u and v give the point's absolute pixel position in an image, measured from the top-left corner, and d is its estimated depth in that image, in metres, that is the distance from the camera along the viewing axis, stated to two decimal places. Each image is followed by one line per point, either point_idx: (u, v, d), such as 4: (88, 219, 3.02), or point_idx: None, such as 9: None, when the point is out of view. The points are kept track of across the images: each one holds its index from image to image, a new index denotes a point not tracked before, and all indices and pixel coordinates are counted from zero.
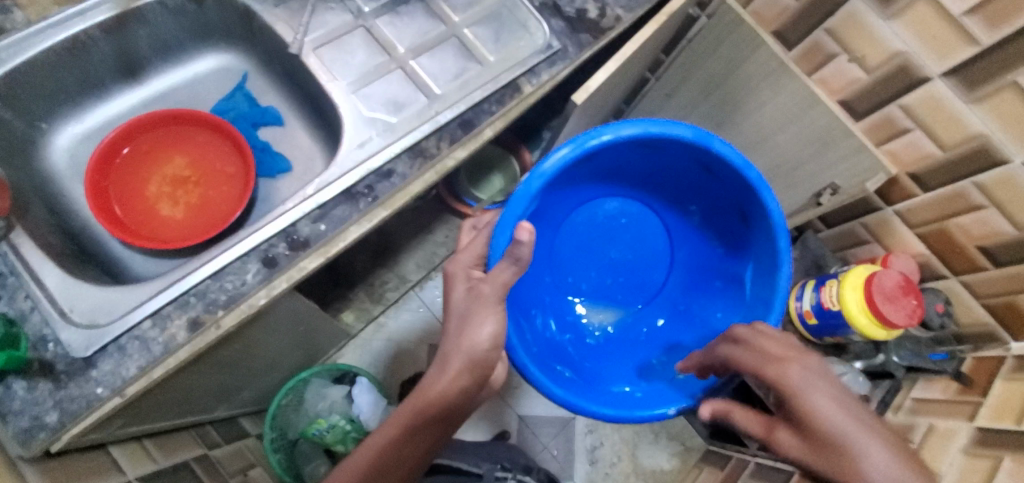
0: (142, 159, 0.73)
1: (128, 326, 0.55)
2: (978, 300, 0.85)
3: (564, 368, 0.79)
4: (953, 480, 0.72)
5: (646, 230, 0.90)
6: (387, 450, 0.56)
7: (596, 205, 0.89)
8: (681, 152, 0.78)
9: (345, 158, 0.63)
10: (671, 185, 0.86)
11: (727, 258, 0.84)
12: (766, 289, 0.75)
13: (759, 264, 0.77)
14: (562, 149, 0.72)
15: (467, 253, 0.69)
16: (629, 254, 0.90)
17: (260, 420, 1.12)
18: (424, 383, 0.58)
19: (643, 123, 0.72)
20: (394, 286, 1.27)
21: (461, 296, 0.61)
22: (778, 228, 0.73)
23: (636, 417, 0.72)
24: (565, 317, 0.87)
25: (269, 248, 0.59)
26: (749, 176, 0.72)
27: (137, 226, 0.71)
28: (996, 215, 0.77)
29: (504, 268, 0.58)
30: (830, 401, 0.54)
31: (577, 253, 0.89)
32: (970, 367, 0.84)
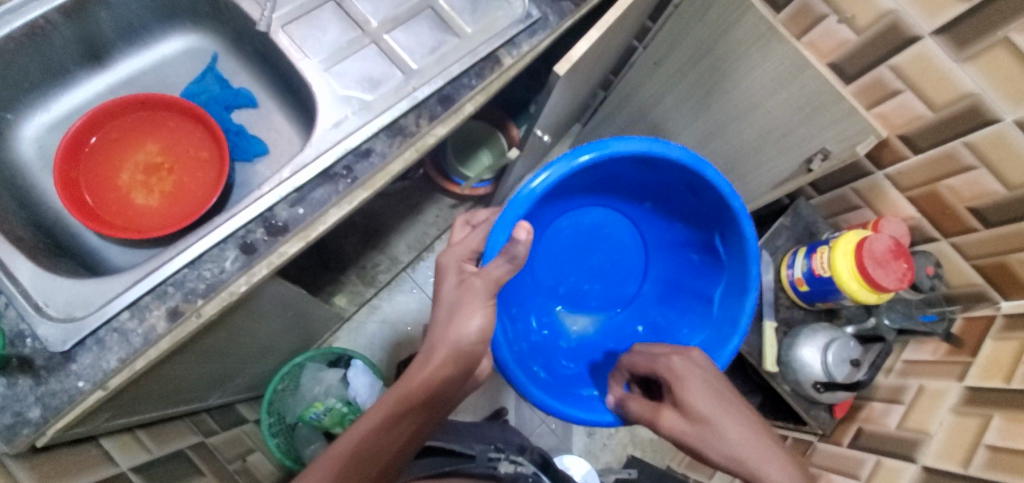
0: (112, 147, 0.71)
1: (105, 318, 0.53)
2: (968, 261, 0.85)
3: (540, 369, 0.79)
4: (943, 438, 0.73)
5: (626, 241, 0.90)
6: (369, 439, 0.53)
7: (581, 213, 0.88)
8: (673, 173, 0.79)
9: (321, 139, 0.61)
10: (656, 202, 0.86)
11: (701, 275, 0.86)
12: (732, 310, 0.79)
13: (729, 285, 0.80)
14: (560, 163, 0.73)
15: (462, 246, 0.67)
16: (607, 264, 0.90)
17: (257, 406, 1.12)
18: (406, 374, 0.58)
19: (646, 141, 0.73)
20: (385, 268, 1.26)
21: (452, 287, 0.61)
22: (753, 254, 0.76)
23: (602, 422, 0.75)
24: (541, 317, 0.87)
25: (246, 234, 0.58)
26: (736, 205, 0.74)
27: (111, 216, 0.70)
28: (987, 176, 0.77)
29: (499, 264, 0.59)
30: (701, 387, 0.63)
31: (560, 256, 0.88)
32: (960, 328, 0.84)
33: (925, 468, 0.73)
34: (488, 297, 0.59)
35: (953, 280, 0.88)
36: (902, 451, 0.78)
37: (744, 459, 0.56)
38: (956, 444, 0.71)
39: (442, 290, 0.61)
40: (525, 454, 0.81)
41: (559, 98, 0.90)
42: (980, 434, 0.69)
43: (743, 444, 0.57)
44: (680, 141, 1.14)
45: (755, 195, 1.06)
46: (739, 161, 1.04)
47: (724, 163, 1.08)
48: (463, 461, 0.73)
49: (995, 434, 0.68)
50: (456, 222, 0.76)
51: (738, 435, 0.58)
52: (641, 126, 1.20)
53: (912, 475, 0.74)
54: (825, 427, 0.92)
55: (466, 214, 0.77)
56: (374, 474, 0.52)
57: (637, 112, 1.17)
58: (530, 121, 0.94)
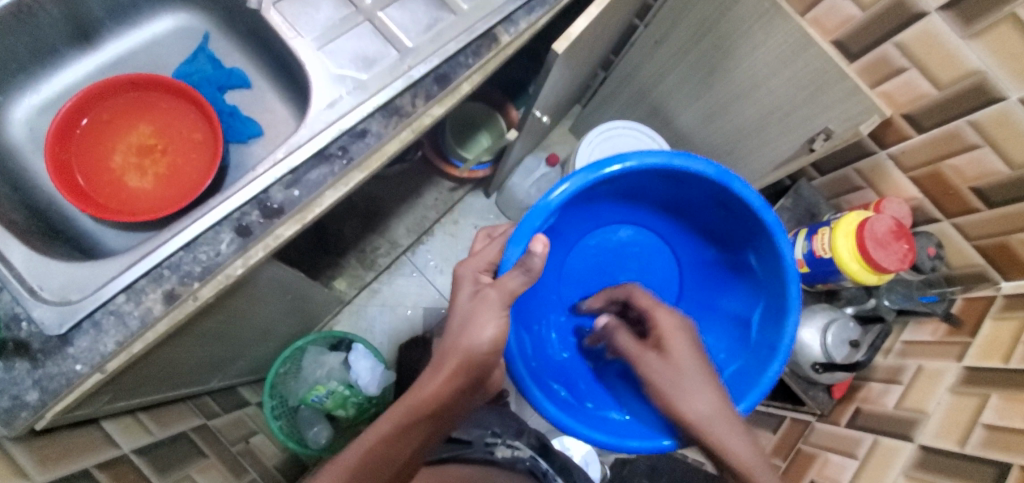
0: (103, 128, 0.70)
1: (101, 301, 0.53)
2: (969, 242, 0.85)
3: (561, 387, 0.77)
4: (940, 418, 0.73)
5: (657, 259, 0.91)
6: (376, 449, 0.54)
7: (609, 229, 0.89)
8: (702, 189, 0.78)
9: (315, 119, 0.60)
10: (688, 220, 0.86)
11: (737, 295, 0.83)
12: (771, 334, 0.75)
13: (767, 308, 0.77)
14: (579, 175, 0.73)
15: (478, 258, 0.67)
16: (636, 281, 0.90)
17: (259, 389, 1.13)
18: (416, 386, 0.57)
19: (667, 153, 0.72)
20: (385, 252, 1.26)
21: (467, 298, 0.60)
22: (787, 272, 0.73)
23: (628, 447, 0.70)
24: (566, 336, 0.87)
25: (241, 217, 0.57)
26: (765, 219, 0.72)
27: (105, 198, 0.69)
28: (991, 154, 0.76)
29: (514, 276, 0.60)
30: (688, 345, 0.66)
31: (586, 273, 0.90)
32: (959, 308, 0.83)
33: (921, 447, 0.73)
34: (504, 308, 0.58)
35: (955, 261, 0.88)
36: (899, 430, 0.78)
37: (707, 417, 0.60)
38: (954, 424, 0.71)
39: (456, 303, 0.61)
40: (522, 438, 0.82)
41: (558, 78, 0.89)
42: (977, 414, 0.70)
43: (708, 404, 0.61)
44: (681, 121, 1.12)
45: (756, 176, 1.05)
46: (741, 141, 1.02)
47: (726, 144, 1.07)
48: (462, 446, 0.74)
49: (993, 414, 0.68)
50: (478, 234, 0.77)
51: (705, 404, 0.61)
52: (642, 107, 1.18)
53: (908, 454, 0.74)
54: (823, 407, 0.93)
55: (489, 226, 0.78)
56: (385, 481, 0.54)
57: (637, 93, 1.16)
58: (528, 101, 0.92)
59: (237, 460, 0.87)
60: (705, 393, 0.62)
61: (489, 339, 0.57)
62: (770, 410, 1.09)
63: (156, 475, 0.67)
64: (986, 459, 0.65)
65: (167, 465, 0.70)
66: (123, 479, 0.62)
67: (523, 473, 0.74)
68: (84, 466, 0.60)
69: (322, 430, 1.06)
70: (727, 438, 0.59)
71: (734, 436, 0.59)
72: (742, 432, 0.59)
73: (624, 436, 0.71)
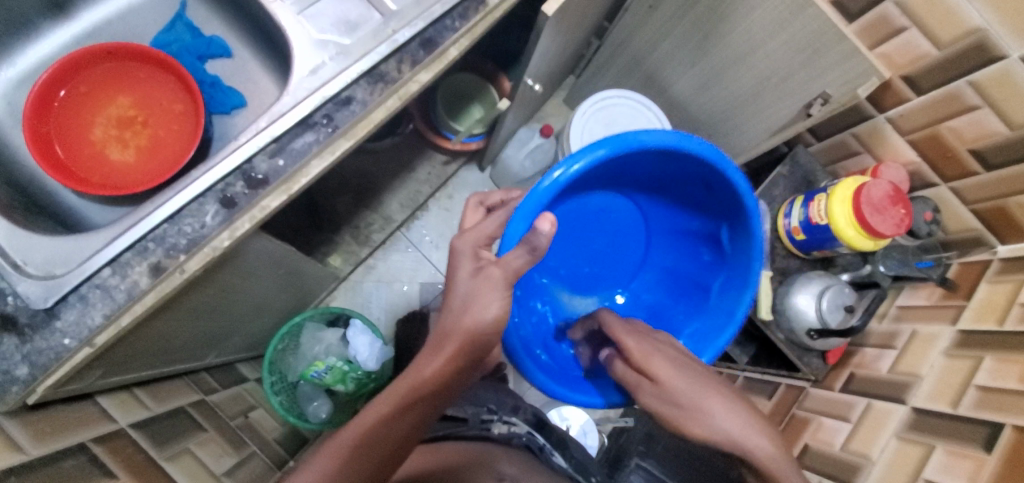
0: (81, 101, 0.68)
1: (87, 275, 0.52)
2: (966, 206, 0.84)
3: (542, 351, 0.77)
4: (932, 381, 0.74)
5: (626, 227, 0.89)
6: (376, 427, 0.53)
7: (588, 197, 0.85)
8: (692, 170, 0.76)
9: (298, 87, 0.59)
10: (669, 193, 0.84)
11: (699, 265, 0.85)
12: (730, 302, 0.78)
13: (728, 278, 0.79)
14: (585, 153, 0.70)
15: (477, 232, 0.64)
16: (608, 247, 0.89)
17: (258, 365, 1.13)
18: (414, 366, 0.57)
19: (675, 137, 0.70)
20: (379, 228, 1.25)
21: (468, 275, 0.58)
22: (755, 251, 0.75)
23: (597, 405, 0.74)
24: (541, 302, 0.85)
25: (226, 188, 0.56)
26: (748, 203, 0.72)
27: (87, 172, 0.68)
28: (990, 115, 0.75)
29: (518, 255, 0.59)
30: (668, 363, 0.60)
31: (562, 241, 0.87)
32: (956, 273, 0.83)
33: (915, 409, 0.74)
34: (506, 287, 0.58)
35: (951, 225, 0.87)
36: (892, 394, 0.79)
37: (723, 430, 0.54)
38: (947, 386, 0.72)
39: (456, 282, 0.59)
40: (519, 414, 0.83)
41: (548, 45, 0.87)
42: (971, 376, 0.70)
43: (723, 414, 0.55)
44: (676, 89, 1.10)
45: (752, 143, 1.03)
46: (737, 108, 1.00)
47: (722, 112, 1.05)
48: (458, 424, 0.74)
49: (986, 375, 0.68)
50: (469, 202, 0.75)
51: (720, 417, 0.55)
52: (636, 77, 1.16)
53: (902, 417, 0.75)
54: (817, 373, 0.93)
55: (479, 194, 0.76)
56: (382, 459, 0.52)
57: (632, 61, 1.14)
58: (520, 69, 0.90)
59: (237, 434, 0.88)
60: (714, 405, 0.56)
61: (493, 317, 0.56)
62: (763, 377, 1.09)
63: (154, 448, 0.67)
64: (978, 419, 0.65)
65: (164, 440, 0.70)
66: (120, 454, 0.62)
67: (521, 448, 0.75)
68: (80, 440, 0.60)
69: (323, 406, 1.09)
70: (750, 440, 0.53)
71: (755, 435, 0.53)
72: (761, 430, 0.54)
73: (596, 392, 0.75)
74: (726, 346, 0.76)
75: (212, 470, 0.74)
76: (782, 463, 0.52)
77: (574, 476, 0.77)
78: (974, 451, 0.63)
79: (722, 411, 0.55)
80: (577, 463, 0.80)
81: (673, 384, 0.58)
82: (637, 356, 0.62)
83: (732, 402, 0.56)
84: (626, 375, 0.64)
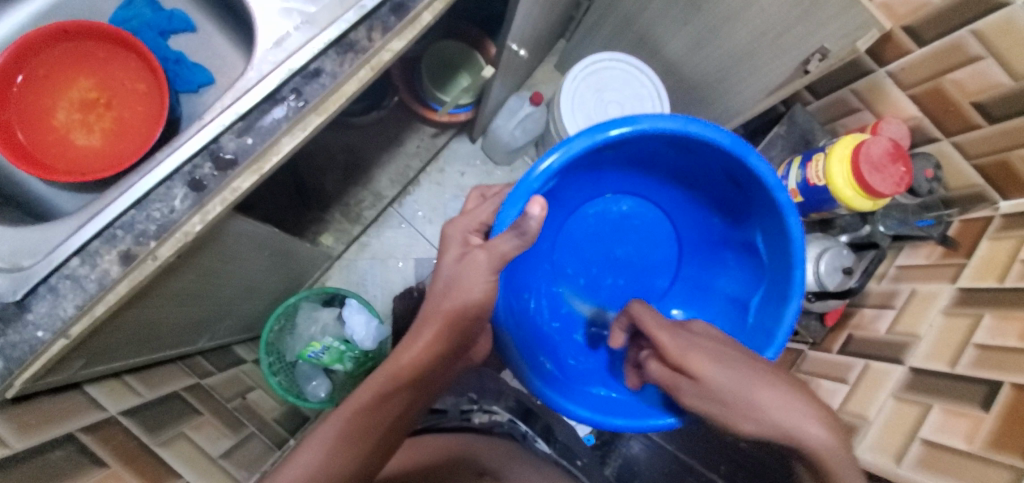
0: (42, 84, 0.66)
1: (54, 265, 0.51)
2: (968, 161, 0.81)
3: (547, 360, 0.75)
4: (930, 341, 0.73)
5: (656, 234, 0.88)
6: (358, 418, 0.52)
7: (609, 200, 0.86)
8: (713, 162, 0.74)
9: (262, 60, 0.57)
10: (698, 195, 0.82)
11: (735, 275, 0.81)
12: (771, 316, 0.72)
13: (768, 291, 0.74)
14: (582, 136, 0.68)
15: (468, 217, 0.65)
16: (634, 257, 0.88)
17: (254, 347, 1.13)
18: (393, 355, 0.56)
19: (683, 120, 0.67)
20: (371, 205, 1.22)
21: (452, 260, 0.58)
22: (794, 253, 0.69)
23: (613, 425, 0.68)
24: (559, 308, 0.84)
25: (194, 170, 0.54)
26: (778, 198, 0.68)
27: (50, 157, 0.65)
28: (993, 66, 0.72)
29: (508, 238, 0.55)
30: (707, 357, 0.57)
31: (585, 245, 0.86)
32: (957, 231, 0.80)
33: (912, 369, 0.73)
34: (493, 271, 0.56)
35: (951, 182, 0.84)
36: (889, 354, 0.78)
37: (775, 423, 0.51)
38: (945, 345, 0.71)
39: (441, 265, 0.59)
40: (501, 401, 0.84)
41: (531, 7, 0.83)
42: (970, 334, 0.69)
43: (772, 402, 0.52)
44: (669, 50, 1.07)
45: (748, 104, 1.00)
46: (730, 67, 0.97)
47: (715, 73, 1.01)
48: (439, 417, 0.75)
49: (985, 334, 0.67)
50: (470, 194, 0.73)
51: (769, 401, 0.52)
52: (627, 38, 1.12)
53: (899, 377, 0.74)
54: (814, 336, 0.94)
55: (481, 186, 0.74)
56: (366, 452, 0.52)
57: (622, 21, 1.10)
58: (503, 33, 0.87)
59: (234, 416, 0.88)
60: (761, 393, 0.53)
61: (477, 299, 0.56)
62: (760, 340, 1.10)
63: (146, 434, 0.67)
64: (976, 378, 0.64)
65: (158, 425, 0.70)
66: (111, 441, 0.62)
67: (503, 436, 0.77)
68: (66, 430, 0.60)
69: (321, 386, 1.08)
70: (802, 430, 0.50)
71: (809, 422, 0.50)
72: (815, 415, 0.51)
73: (609, 412, 0.70)
74: (775, 361, 0.69)
75: (208, 452, 0.74)
76: (840, 452, 0.49)
77: (558, 460, 0.78)
78: (972, 410, 0.63)
79: (767, 394, 0.52)
80: (561, 448, 0.82)
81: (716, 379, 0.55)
82: (674, 354, 0.59)
83: (778, 385, 0.53)
84: (663, 374, 0.61)
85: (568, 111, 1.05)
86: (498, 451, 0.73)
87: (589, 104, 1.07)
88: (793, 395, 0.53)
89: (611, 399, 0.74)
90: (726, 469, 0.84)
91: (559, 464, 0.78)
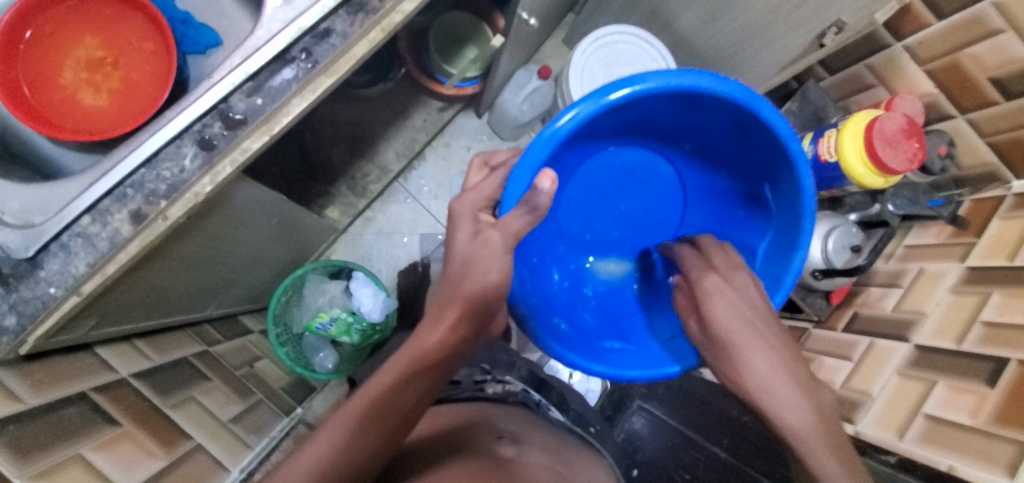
0: (48, 42, 0.65)
1: (66, 222, 0.51)
2: (984, 138, 0.79)
3: (561, 321, 0.75)
4: (936, 318, 0.73)
5: (662, 187, 0.84)
6: (383, 396, 0.52)
7: (615, 154, 0.81)
8: (721, 114, 0.70)
9: (272, 19, 0.56)
10: (706, 145, 0.78)
11: (743, 224, 0.79)
12: (777, 265, 0.71)
13: (776, 239, 0.73)
14: (587, 101, 0.64)
15: (477, 193, 0.62)
16: (640, 210, 0.84)
17: (261, 318, 1.14)
18: (416, 335, 0.56)
19: (692, 74, 0.63)
20: (376, 179, 1.21)
21: (466, 241, 0.57)
22: (804, 203, 0.68)
23: (627, 377, 0.69)
24: (567, 266, 0.82)
25: (203, 129, 0.54)
26: (789, 147, 0.66)
27: (58, 117, 0.65)
28: (1014, 40, 0.70)
29: (518, 216, 0.56)
30: (729, 307, 0.58)
31: (590, 201, 0.83)
32: (967, 210, 0.80)
33: (918, 347, 0.73)
34: (507, 252, 0.56)
35: (965, 160, 0.82)
36: (895, 332, 0.78)
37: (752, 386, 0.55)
38: (952, 322, 0.70)
39: (455, 243, 0.58)
40: (514, 371, 0.83)
41: None
42: (977, 311, 0.69)
43: (759, 369, 0.55)
44: (681, 23, 1.05)
45: (761, 80, 0.99)
46: (744, 41, 0.95)
47: (728, 47, 0.99)
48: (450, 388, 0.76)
49: (993, 311, 0.67)
50: (472, 163, 0.70)
51: (761, 366, 0.55)
52: (639, 11, 1.10)
53: (904, 354, 0.74)
54: (820, 313, 0.92)
55: (484, 153, 0.71)
56: (394, 429, 0.51)
57: None
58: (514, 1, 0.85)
59: (242, 383, 0.89)
60: (754, 356, 0.55)
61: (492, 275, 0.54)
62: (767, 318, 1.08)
63: (157, 396, 0.68)
64: (982, 355, 0.64)
65: (168, 388, 0.71)
66: (122, 401, 0.63)
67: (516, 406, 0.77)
68: (79, 389, 0.61)
69: (328, 356, 1.09)
70: (777, 409, 0.52)
71: (783, 401, 0.53)
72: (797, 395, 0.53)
73: (622, 365, 0.70)
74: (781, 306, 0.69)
75: (217, 416, 0.75)
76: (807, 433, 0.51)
77: (572, 428, 0.77)
78: (976, 385, 0.63)
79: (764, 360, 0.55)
80: (575, 416, 0.81)
81: (726, 328, 0.57)
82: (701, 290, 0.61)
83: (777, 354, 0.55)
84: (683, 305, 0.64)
85: (578, 84, 1.04)
86: (513, 417, 0.73)
87: (598, 77, 1.05)
88: (785, 367, 0.55)
89: (623, 350, 0.74)
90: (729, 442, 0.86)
91: (574, 432, 0.77)
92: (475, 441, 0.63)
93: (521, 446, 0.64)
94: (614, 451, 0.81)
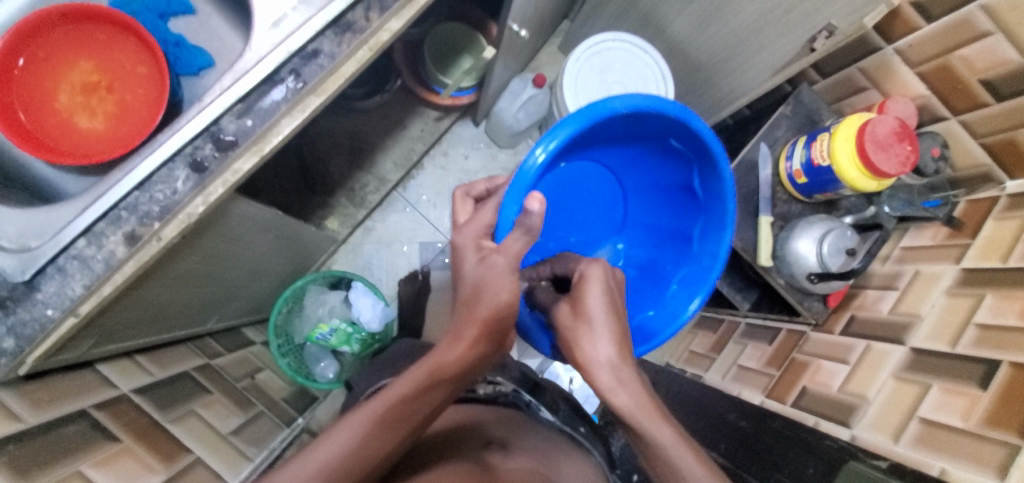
0: (43, 67, 0.67)
1: (61, 246, 0.52)
2: (977, 140, 0.79)
3: None
4: (931, 321, 0.73)
5: (602, 192, 0.81)
6: (396, 404, 0.51)
7: (565, 170, 0.75)
8: (654, 125, 0.71)
9: (262, 41, 0.57)
10: (640, 149, 0.77)
11: (675, 213, 0.82)
12: (712, 243, 0.76)
13: (705, 223, 0.77)
14: (562, 129, 0.63)
15: (473, 222, 0.61)
16: (588, 217, 0.81)
17: (261, 330, 1.15)
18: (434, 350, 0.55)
19: (637, 98, 0.65)
20: (374, 189, 1.22)
21: (472, 266, 0.57)
22: (727, 191, 0.73)
23: None
24: None
25: (195, 151, 0.55)
26: (716, 150, 0.69)
27: (53, 141, 0.66)
28: (1003, 43, 0.70)
29: (516, 237, 0.56)
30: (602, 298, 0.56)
31: (549, 218, 0.76)
32: (963, 211, 0.80)
33: (913, 350, 0.72)
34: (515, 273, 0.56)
35: (959, 162, 0.83)
36: (891, 335, 0.78)
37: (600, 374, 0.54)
38: (946, 325, 0.71)
39: (464, 270, 0.57)
40: (505, 373, 0.84)
41: None
42: (972, 314, 0.69)
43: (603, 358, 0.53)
44: (672, 30, 1.06)
45: (754, 84, 0.97)
46: (736, 48, 0.95)
47: (720, 54, 1.00)
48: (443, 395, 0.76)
49: (986, 313, 0.67)
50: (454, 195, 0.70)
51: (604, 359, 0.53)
52: (632, 16, 1.12)
53: (899, 357, 0.74)
54: (817, 316, 0.92)
55: (464, 186, 0.71)
56: (401, 439, 0.51)
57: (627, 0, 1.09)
58: (503, 13, 0.86)
59: (243, 395, 0.90)
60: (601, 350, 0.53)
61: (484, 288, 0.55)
62: (765, 321, 1.06)
63: (158, 412, 0.69)
64: (976, 357, 0.64)
65: (169, 403, 0.72)
66: (123, 417, 0.65)
67: (508, 407, 0.76)
68: (80, 406, 0.62)
69: (331, 366, 1.12)
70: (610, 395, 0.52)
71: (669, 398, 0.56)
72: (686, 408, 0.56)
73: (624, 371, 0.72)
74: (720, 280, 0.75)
75: (218, 430, 0.76)
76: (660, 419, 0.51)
77: (563, 429, 0.78)
78: (969, 388, 0.63)
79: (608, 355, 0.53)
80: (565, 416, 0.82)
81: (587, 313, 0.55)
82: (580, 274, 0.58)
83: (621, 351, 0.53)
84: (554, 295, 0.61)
85: (571, 91, 1.05)
86: (508, 422, 0.73)
87: (592, 85, 1.06)
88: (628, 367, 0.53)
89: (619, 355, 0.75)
90: (725, 447, 0.88)
91: (564, 432, 0.77)
92: (463, 449, 0.63)
93: (509, 453, 0.64)
94: (604, 455, 0.80)
